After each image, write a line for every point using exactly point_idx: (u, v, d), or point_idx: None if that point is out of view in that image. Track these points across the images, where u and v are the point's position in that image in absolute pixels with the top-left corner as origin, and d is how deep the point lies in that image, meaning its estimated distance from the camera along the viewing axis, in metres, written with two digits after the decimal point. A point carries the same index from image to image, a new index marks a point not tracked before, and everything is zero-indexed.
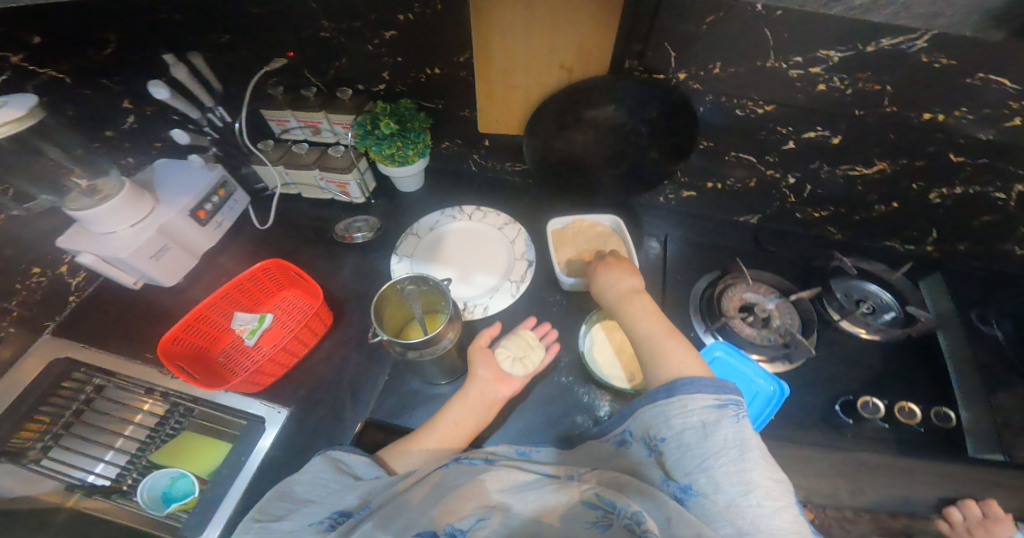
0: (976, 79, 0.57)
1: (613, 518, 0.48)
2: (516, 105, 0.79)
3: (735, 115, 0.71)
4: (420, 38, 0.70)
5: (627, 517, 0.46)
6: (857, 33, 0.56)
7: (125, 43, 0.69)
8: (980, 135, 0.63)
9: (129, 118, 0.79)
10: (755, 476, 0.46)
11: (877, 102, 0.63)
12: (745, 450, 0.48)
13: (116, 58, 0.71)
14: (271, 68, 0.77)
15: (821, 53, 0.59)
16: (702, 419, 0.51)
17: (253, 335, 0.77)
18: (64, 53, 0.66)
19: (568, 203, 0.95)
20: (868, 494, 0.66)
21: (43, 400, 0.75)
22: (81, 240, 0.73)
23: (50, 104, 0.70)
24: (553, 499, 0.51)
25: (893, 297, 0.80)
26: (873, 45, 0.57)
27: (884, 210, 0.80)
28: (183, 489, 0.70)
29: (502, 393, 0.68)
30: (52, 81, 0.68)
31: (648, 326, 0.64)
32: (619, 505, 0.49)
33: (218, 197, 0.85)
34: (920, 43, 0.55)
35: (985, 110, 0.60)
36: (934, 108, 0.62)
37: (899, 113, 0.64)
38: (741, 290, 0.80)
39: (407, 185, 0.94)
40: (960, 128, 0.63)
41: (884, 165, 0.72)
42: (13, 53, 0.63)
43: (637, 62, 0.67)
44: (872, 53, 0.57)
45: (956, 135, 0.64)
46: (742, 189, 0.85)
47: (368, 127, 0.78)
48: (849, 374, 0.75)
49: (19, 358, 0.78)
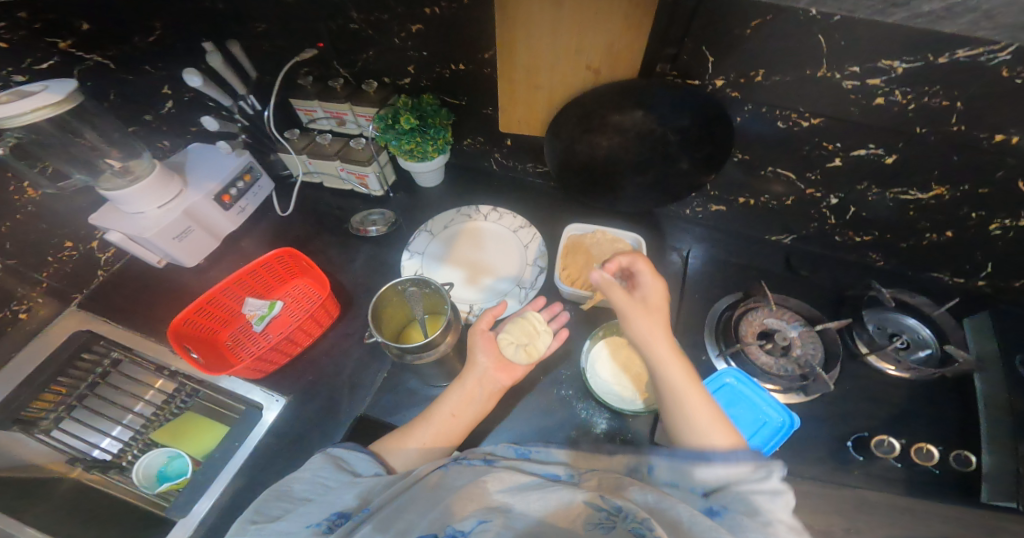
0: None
1: (618, 520, 0.46)
2: (540, 106, 0.76)
3: (776, 127, 0.67)
4: (446, 33, 0.68)
5: (635, 521, 0.45)
6: (924, 44, 0.51)
7: (170, 30, 0.70)
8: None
9: (168, 104, 0.80)
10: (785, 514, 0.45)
11: (943, 119, 0.57)
12: (778, 492, 0.46)
13: (156, 46, 0.72)
14: (303, 58, 0.76)
15: (883, 63, 0.54)
16: (739, 473, 0.49)
17: (262, 321, 0.77)
18: (112, 40, 0.68)
19: (590, 208, 0.92)
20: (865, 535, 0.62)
21: (63, 370, 0.76)
22: (113, 218, 0.73)
23: (94, 88, 0.71)
24: (557, 500, 0.49)
25: (931, 334, 0.74)
26: (946, 56, 0.51)
27: (935, 239, 0.74)
28: (177, 469, 0.72)
29: (502, 381, 0.66)
30: (98, 68, 0.70)
31: (670, 354, 0.59)
32: (625, 509, 0.47)
33: (244, 182, 0.85)
34: (1002, 55, 0.49)
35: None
36: (1007, 128, 0.56)
37: (966, 132, 0.58)
38: (763, 315, 0.75)
39: (428, 181, 0.93)
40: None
41: (941, 191, 0.66)
42: (62, 39, 0.64)
43: (670, 66, 0.64)
44: (944, 65, 0.52)
45: None
46: (777, 207, 0.80)
47: (389, 121, 0.77)
48: (877, 412, 0.70)
49: (48, 324, 0.79)
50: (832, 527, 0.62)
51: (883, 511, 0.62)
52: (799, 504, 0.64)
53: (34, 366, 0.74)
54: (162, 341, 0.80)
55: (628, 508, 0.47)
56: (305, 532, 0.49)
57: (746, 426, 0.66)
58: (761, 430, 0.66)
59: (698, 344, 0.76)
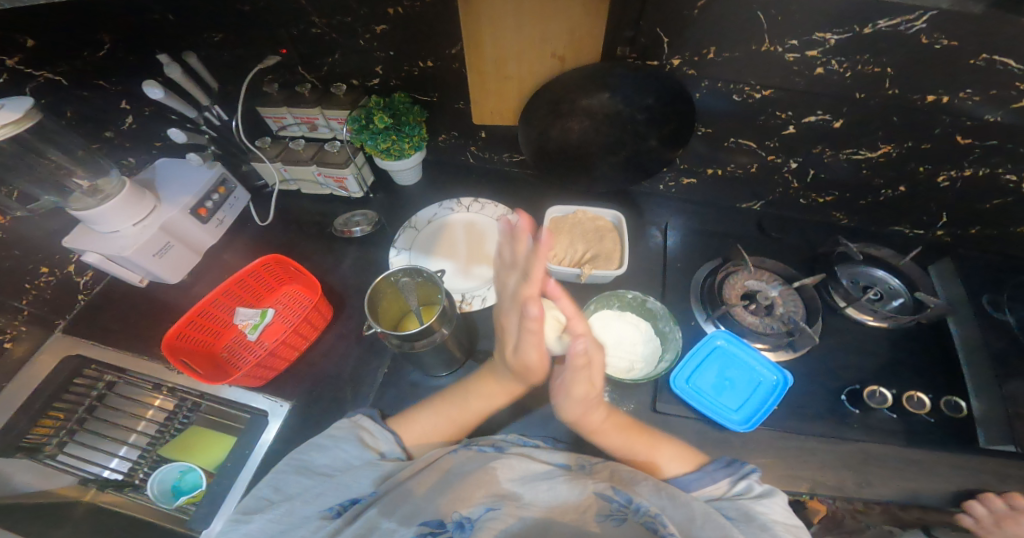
0: (979, 61, 0.55)
1: (628, 513, 0.50)
2: (509, 96, 0.78)
3: (733, 101, 0.69)
4: (410, 32, 0.69)
5: (645, 516, 0.49)
6: (854, 15, 0.54)
7: (121, 43, 0.68)
8: (987, 116, 0.61)
9: (128, 119, 0.78)
10: (776, 516, 0.51)
11: (878, 85, 0.61)
12: (764, 497, 0.54)
13: (109, 60, 0.69)
14: (267, 66, 0.77)
15: (816, 37, 0.57)
16: (725, 486, 0.57)
17: (256, 330, 0.79)
18: (61, 55, 0.65)
19: (567, 192, 0.94)
20: (876, 487, 0.64)
21: (56, 396, 0.77)
22: (87, 239, 0.74)
23: (49, 106, 0.68)
24: (567, 490, 0.53)
25: (901, 283, 0.78)
26: (870, 27, 0.55)
27: (890, 195, 0.78)
28: (192, 482, 0.72)
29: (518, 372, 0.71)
30: (50, 84, 0.67)
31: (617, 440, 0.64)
32: (634, 503, 0.51)
33: (219, 195, 0.85)
34: (918, 24, 0.53)
35: (992, 92, 0.58)
36: (938, 90, 0.60)
37: (901, 96, 0.62)
38: (743, 277, 0.79)
39: (406, 179, 0.94)
40: (966, 111, 0.61)
41: (888, 149, 0.70)
42: (9, 57, 0.61)
43: (629, 49, 0.66)
44: (869, 35, 0.56)
45: (962, 118, 0.62)
46: (744, 175, 0.83)
47: (362, 121, 0.78)
48: (855, 363, 0.74)
49: (33, 355, 0.79)
50: (843, 481, 0.64)
51: (886, 462, 0.66)
52: (802, 460, 0.66)
53: (32, 389, 0.76)
54: (158, 358, 0.81)
55: (639, 503, 0.51)
56: (316, 515, 0.52)
57: (743, 389, 0.70)
58: (758, 390, 0.70)
59: (686, 313, 0.79)
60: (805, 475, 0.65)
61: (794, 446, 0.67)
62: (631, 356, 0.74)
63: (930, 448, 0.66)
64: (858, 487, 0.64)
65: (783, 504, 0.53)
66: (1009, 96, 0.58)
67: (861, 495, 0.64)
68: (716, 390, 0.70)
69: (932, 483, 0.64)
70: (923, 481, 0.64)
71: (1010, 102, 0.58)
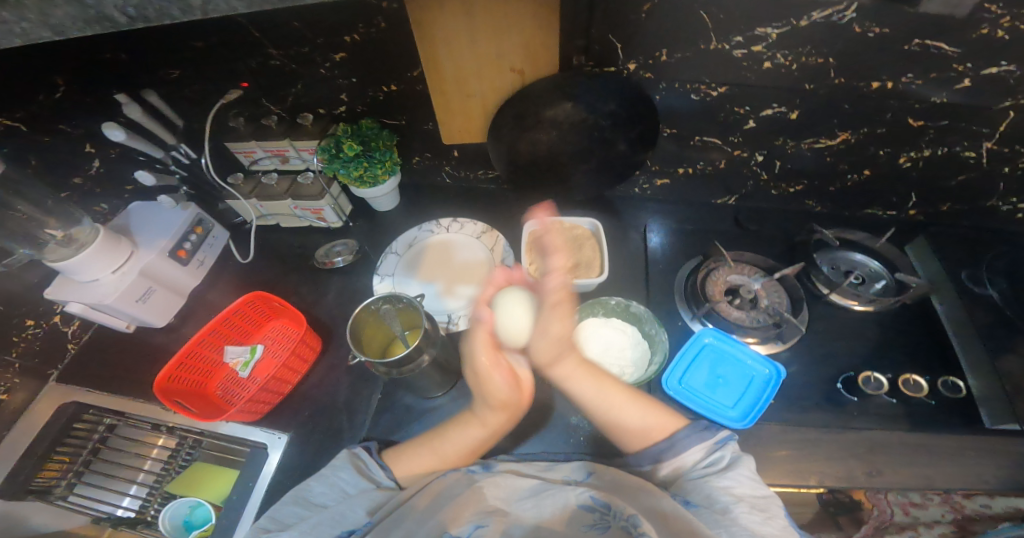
0: (912, 46, 0.57)
1: (610, 518, 0.49)
2: (474, 114, 0.79)
3: (691, 99, 0.70)
4: (369, 57, 0.70)
5: (623, 519, 0.48)
6: (790, 9, 0.55)
7: (74, 85, 0.67)
8: (933, 99, 0.63)
9: (94, 163, 0.77)
10: (740, 491, 0.51)
11: (824, 76, 0.62)
12: (729, 470, 0.53)
13: (65, 102, 0.68)
14: (229, 99, 0.77)
15: (759, 31, 0.59)
16: (698, 457, 0.57)
17: (246, 367, 0.78)
18: (16, 101, 0.64)
19: (543, 203, 0.94)
20: (886, 475, 0.63)
21: (58, 441, 0.77)
22: (69, 289, 0.73)
23: (14, 156, 0.67)
24: (551, 504, 0.53)
25: (881, 265, 0.78)
26: (805, 19, 0.56)
27: (858, 179, 0.79)
28: (202, 516, 0.71)
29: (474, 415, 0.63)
30: (9, 131, 0.65)
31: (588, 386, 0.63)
32: (615, 505, 0.50)
33: (196, 235, 0.86)
34: (849, 13, 0.54)
35: (933, 75, 0.60)
36: (882, 75, 0.61)
37: (849, 84, 0.63)
38: (725, 273, 0.78)
39: (383, 205, 0.95)
40: (913, 93, 0.62)
41: (846, 136, 0.71)
42: None
43: (585, 57, 0.67)
44: (806, 27, 0.57)
45: (911, 100, 0.63)
46: (714, 172, 0.84)
47: (332, 151, 0.78)
48: (848, 349, 0.73)
49: (31, 403, 0.79)
50: (853, 471, 0.63)
51: (893, 450, 0.64)
52: (807, 453, 0.65)
53: (34, 435, 0.76)
54: (153, 400, 0.80)
55: (617, 504, 0.50)
56: None
57: (737, 385, 0.69)
58: (753, 385, 0.69)
59: (672, 313, 0.79)
60: (810, 468, 0.64)
61: (797, 440, 0.66)
62: (621, 362, 0.73)
63: (933, 431, 0.65)
64: (868, 476, 0.63)
65: (750, 475, 0.53)
66: (950, 76, 0.59)
67: (872, 484, 0.62)
68: (710, 388, 0.69)
69: (942, 467, 0.63)
70: (931, 465, 0.63)
71: (952, 83, 0.60)
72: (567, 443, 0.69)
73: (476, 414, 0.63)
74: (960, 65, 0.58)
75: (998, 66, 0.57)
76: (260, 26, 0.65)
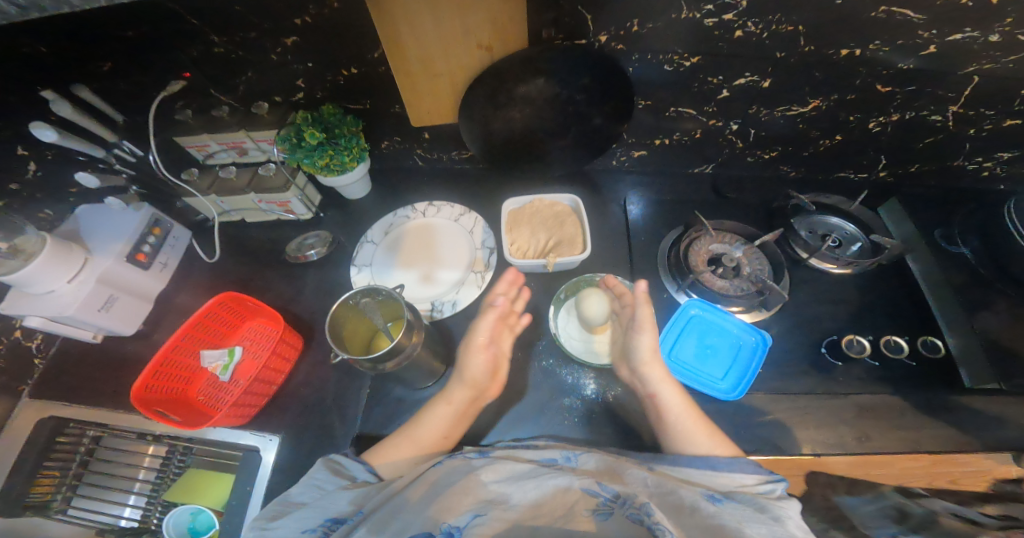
0: (880, 13, 0.55)
1: (614, 507, 0.50)
2: (443, 93, 0.75)
3: (665, 71, 0.68)
4: (323, 39, 0.65)
5: (632, 509, 0.49)
6: None
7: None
8: (900, 65, 0.62)
9: (31, 166, 0.71)
10: (792, 514, 0.49)
11: (795, 44, 0.61)
12: (780, 499, 0.51)
13: None
14: (172, 91, 0.71)
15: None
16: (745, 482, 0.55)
17: (226, 371, 0.74)
18: None
19: (521, 181, 0.92)
20: (870, 437, 0.65)
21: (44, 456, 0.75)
22: (20, 304, 0.68)
23: None
24: (552, 486, 0.52)
25: (856, 228, 0.78)
26: None
27: (830, 144, 0.78)
28: (205, 522, 0.70)
29: (441, 406, 0.66)
30: None
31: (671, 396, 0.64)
32: (619, 494, 0.51)
33: (155, 236, 0.81)
34: None
35: (900, 42, 0.58)
36: (852, 43, 0.60)
37: (819, 52, 0.61)
38: (706, 243, 0.78)
39: (355, 192, 0.91)
40: (882, 61, 0.61)
41: (818, 103, 0.70)
42: None
43: (554, 30, 0.65)
44: None
45: (879, 67, 0.62)
46: (690, 142, 0.82)
47: (293, 140, 0.74)
48: (829, 313, 0.75)
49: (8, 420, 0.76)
50: (842, 437, 0.65)
51: (877, 412, 0.66)
52: (796, 421, 0.67)
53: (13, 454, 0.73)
54: (131, 410, 0.77)
55: (625, 495, 0.51)
56: None
57: (726, 354, 0.70)
58: (741, 353, 0.70)
59: (657, 286, 0.79)
60: (798, 434, 0.66)
61: (785, 408, 0.68)
62: (609, 339, 0.74)
63: (913, 391, 0.67)
64: (855, 440, 0.65)
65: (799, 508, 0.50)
66: (917, 44, 0.58)
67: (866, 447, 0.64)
68: (699, 358, 0.71)
69: (922, 426, 0.65)
70: (913, 424, 0.66)
71: (918, 50, 0.59)
72: (561, 426, 0.70)
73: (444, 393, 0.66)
74: (927, 31, 0.56)
75: (962, 33, 0.56)
76: (197, 11, 0.59)
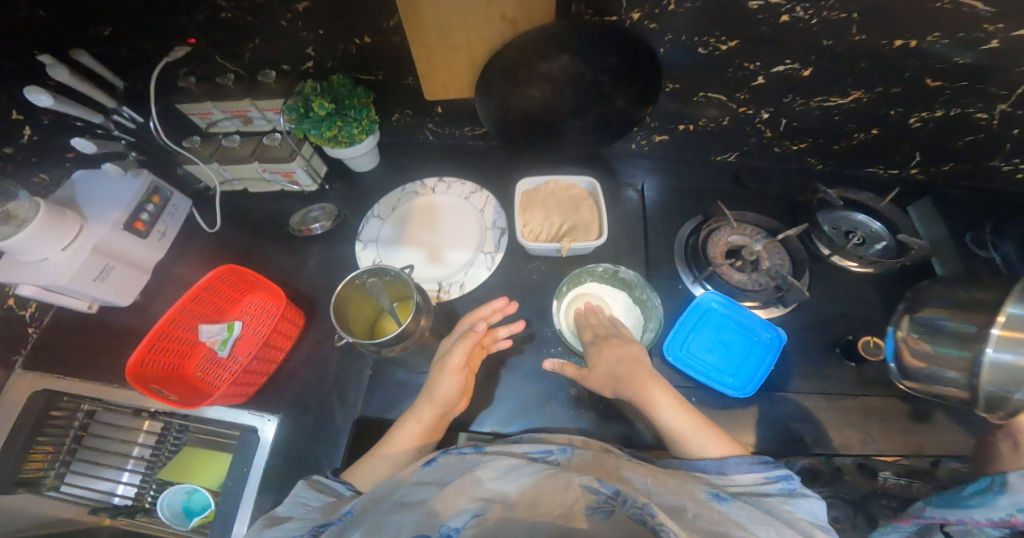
0: (945, 4, 0.51)
1: (616, 505, 0.46)
2: (461, 67, 0.71)
3: (699, 54, 0.64)
4: (335, 7, 0.60)
5: (633, 507, 0.45)
6: None
7: None
8: (956, 60, 0.58)
9: (27, 130, 0.67)
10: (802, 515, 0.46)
11: (845, 32, 0.56)
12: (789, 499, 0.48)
13: None
14: (174, 58, 0.66)
15: None
16: (752, 481, 0.51)
17: (225, 345, 0.73)
18: None
19: (535, 162, 0.88)
20: (877, 441, 0.65)
21: (38, 429, 0.74)
22: (9, 271, 0.66)
23: None
24: (552, 484, 0.48)
25: (883, 226, 0.76)
26: None
27: (864, 138, 0.75)
28: (200, 502, 0.73)
29: (413, 425, 0.63)
30: None
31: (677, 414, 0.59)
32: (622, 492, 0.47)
33: (154, 204, 0.78)
34: None
35: (961, 35, 0.54)
36: (906, 34, 0.55)
37: (869, 42, 0.57)
38: (726, 234, 0.75)
39: (362, 165, 0.88)
40: (936, 54, 0.57)
41: (859, 94, 0.66)
42: None
43: (585, 5, 0.60)
44: None
45: (931, 60, 0.58)
46: (716, 129, 0.78)
47: (301, 110, 0.70)
48: (845, 312, 0.73)
49: None
50: (848, 439, 0.65)
51: (886, 417, 0.66)
52: (803, 421, 0.66)
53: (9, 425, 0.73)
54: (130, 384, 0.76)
55: (627, 493, 0.47)
56: None
57: (738, 350, 0.69)
58: (754, 351, 0.69)
59: (673, 277, 0.77)
60: (804, 435, 0.66)
61: (794, 408, 0.67)
62: None
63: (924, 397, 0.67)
64: (861, 443, 0.65)
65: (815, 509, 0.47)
66: (978, 38, 0.54)
67: (867, 452, 0.64)
68: (710, 352, 0.70)
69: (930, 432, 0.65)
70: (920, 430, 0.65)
71: (978, 44, 0.55)
72: (565, 417, 0.70)
73: (413, 410, 0.63)
74: (991, 25, 0.53)
75: None
76: None
